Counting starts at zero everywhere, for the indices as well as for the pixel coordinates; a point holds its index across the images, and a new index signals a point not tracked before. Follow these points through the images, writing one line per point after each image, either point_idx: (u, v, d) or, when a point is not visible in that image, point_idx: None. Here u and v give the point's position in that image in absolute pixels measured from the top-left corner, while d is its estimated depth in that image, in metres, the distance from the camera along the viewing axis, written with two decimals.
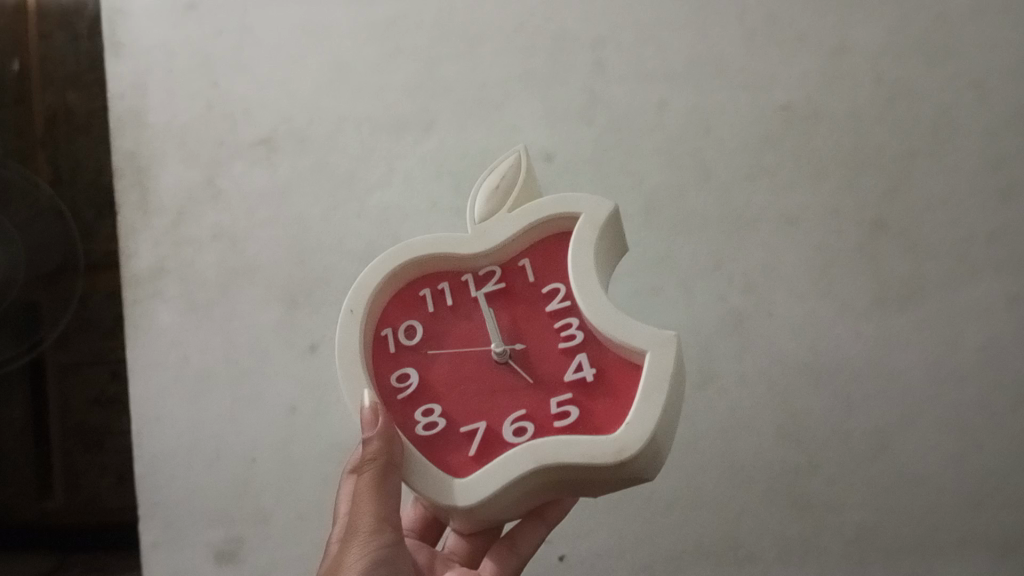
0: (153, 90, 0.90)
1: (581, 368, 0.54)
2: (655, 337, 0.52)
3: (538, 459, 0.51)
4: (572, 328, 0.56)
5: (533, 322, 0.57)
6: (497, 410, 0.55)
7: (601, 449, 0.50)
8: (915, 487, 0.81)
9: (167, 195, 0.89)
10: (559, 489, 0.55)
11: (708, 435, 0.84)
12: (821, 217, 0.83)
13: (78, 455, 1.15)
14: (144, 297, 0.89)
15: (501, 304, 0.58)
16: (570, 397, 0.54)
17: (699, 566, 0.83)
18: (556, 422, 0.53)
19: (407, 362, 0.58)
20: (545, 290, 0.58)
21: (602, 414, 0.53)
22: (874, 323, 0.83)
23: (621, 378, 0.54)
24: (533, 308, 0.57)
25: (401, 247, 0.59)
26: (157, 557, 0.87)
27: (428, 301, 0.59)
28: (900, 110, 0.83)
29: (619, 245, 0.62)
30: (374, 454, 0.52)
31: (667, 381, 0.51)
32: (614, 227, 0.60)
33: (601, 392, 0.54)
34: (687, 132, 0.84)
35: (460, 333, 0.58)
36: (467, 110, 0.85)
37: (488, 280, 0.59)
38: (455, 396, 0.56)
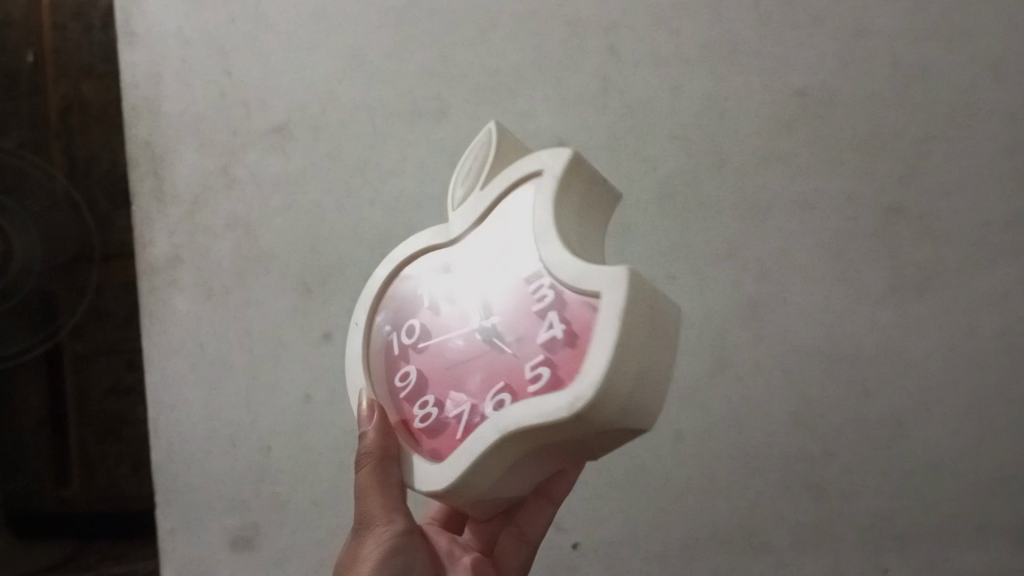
0: (166, 79, 0.89)
1: (551, 325, 0.48)
2: (607, 275, 0.46)
3: (500, 428, 0.47)
4: (543, 287, 0.50)
5: (507, 287, 0.52)
6: (477, 388, 0.50)
7: (555, 406, 0.45)
8: (931, 475, 0.83)
9: (182, 184, 0.89)
10: (554, 452, 0.50)
11: (723, 423, 0.84)
12: (837, 203, 0.83)
13: (93, 444, 1.17)
14: (160, 286, 0.90)
15: (483, 281, 0.53)
16: (542, 359, 0.48)
17: (713, 553, 0.84)
18: (527, 388, 0.47)
19: (405, 360, 0.55)
20: (519, 253, 0.52)
21: (568, 370, 0.46)
22: (891, 311, 0.83)
23: (586, 328, 0.46)
24: (509, 273, 0.52)
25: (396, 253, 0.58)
26: (177, 542, 0.90)
27: (422, 297, 0.56)
28: (918, 93, 0.82)
29: (601, 186, 0.56)
30: (368, 448, 0.54)
31: (619, 316, 0.44)
32: (583, 169, 0.54)
33: (565, 347, 0.47)
34: (702, 118, 0.83)
35: (447, 318, 0.54)
36: (480, 97, 0.85)
37: (473, 260, 0.54)
38: (443, 384, 0.53)
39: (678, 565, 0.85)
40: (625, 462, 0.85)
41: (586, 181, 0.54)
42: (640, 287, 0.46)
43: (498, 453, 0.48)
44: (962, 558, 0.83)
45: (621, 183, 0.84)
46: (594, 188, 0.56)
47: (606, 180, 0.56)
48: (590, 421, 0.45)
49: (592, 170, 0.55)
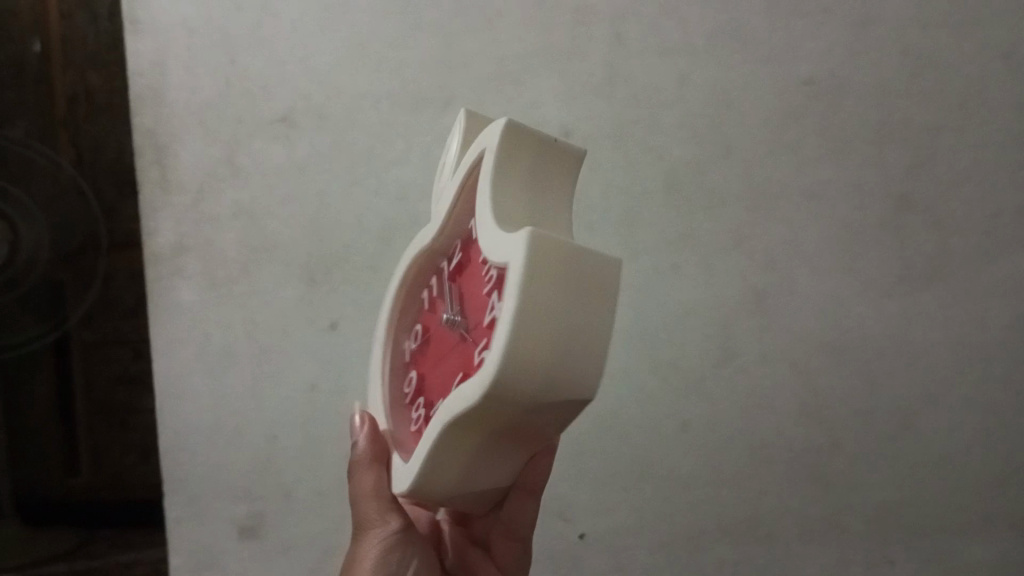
0: (173, 68, 0.87)
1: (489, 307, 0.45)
2: (514, 241, 0.43)
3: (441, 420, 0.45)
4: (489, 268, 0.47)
5: (468, 274, 0.49)
6: (447, 381, 0.49)
7: (473, 388, 0.42)
8: (938, 466, 0.83)
9: (188, 173, 0.88)
10: (509, 436, 0.47)
11: (729, 413, 0.83)
12: (845, 193, 0.82)
13: (103, 432, 1.18)
14: (165, 275, 0.89)
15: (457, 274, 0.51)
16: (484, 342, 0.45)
17: (717, 543, 0.84)
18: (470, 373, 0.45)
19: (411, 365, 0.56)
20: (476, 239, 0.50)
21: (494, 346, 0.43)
22: (898, 301, 0.83)
23: None
24: (471, 259, 0.50)
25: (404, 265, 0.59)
26: (182, 532, 0.90)
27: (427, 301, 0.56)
28: (928, 82, 0.81)
29: (561, 149, 0.51)
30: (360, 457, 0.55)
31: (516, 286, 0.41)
32: (529, 138, 0.49)
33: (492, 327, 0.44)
34: (709, 107, 0.82)
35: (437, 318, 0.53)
36: (485, 86, 0.84)
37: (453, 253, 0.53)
38: (429, 382, 0.52)
39: (683, 555, 0.85)
40: (629, 452, 0.85)
41: (536, 149, 0.50)
42: (549, 250, 0.42)
43: (450, 445, 0.46)
44: (964, 547, 0.84)
45: (626, 172, 0.84)
46: (553, 153, 0.50)
47: (565, 141, 0.51)
48: (515, 397, 0.42)
49: (541, 136, 0.50)
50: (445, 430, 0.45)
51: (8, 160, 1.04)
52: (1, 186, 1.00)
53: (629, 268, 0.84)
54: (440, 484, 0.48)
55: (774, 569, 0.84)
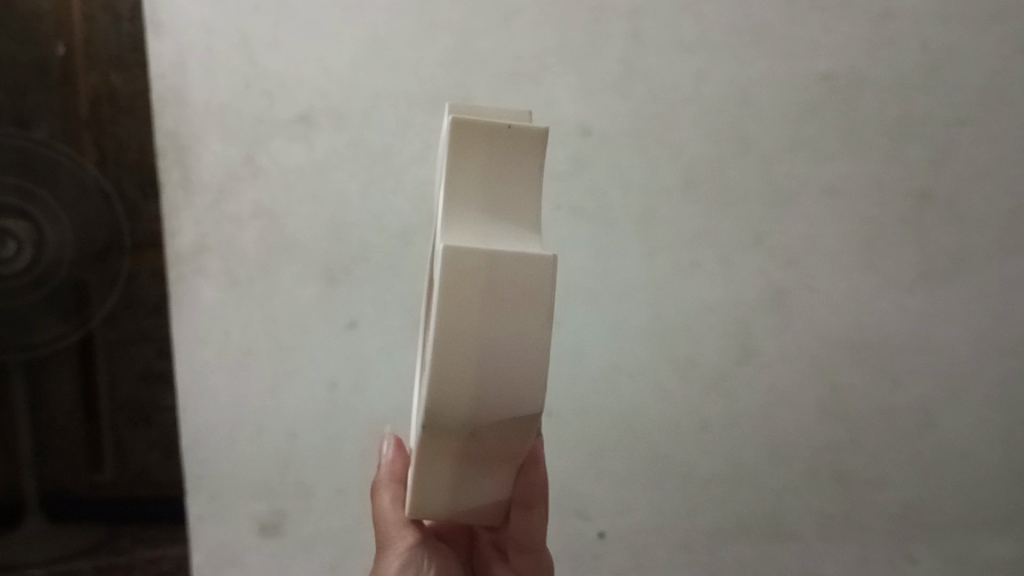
0: (193, 67, 0.86)
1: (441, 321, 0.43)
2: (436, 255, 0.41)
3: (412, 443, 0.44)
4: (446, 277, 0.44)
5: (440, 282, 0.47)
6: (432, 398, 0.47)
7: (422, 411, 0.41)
8: (959, 463, 0.85)
9: (208, 173, 0.88)
10: (483, 453, 0.44)
11: (750, 411, 0.83)
12: (864, 189, 0.82)
13: (126, 429, 1.18)
14: (186, 274, 0.88)
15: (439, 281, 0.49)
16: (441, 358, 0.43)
17: (738, 540, 0.84)
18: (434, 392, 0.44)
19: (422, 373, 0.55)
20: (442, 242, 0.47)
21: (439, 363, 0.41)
22: (918, 297, 0.83)
23: None
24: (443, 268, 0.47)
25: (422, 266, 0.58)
26: (204, 529, 0.90)
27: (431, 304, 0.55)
28: (945, 77, 0.82)
29: (517, 136, 0.46)
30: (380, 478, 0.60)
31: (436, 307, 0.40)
32: (479, 128, 0.45)
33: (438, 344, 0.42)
34: (726, 103, 0.82)
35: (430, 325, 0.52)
36: (503, 84, 0.84)
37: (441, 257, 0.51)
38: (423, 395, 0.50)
39: (703, 553, 0.85)
40: (648, 451, 0.83)
41: (488, 145, 0.45)
42: (466, 264, 0.40)
43: (424, 470, 0.45)
44: (975, 541, 0.86)
45: (646, 169, 0.82)
46: (507, 141, 0.46)
47: (520, 124, 0.46)
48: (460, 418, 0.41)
49: (490, 124, 0.45)
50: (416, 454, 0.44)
51: (34, 161, 1.04)
52: (28, 187, 1.03)
53: (652, 265, 0.82)
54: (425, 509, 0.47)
55: (793, 565, 0.85)
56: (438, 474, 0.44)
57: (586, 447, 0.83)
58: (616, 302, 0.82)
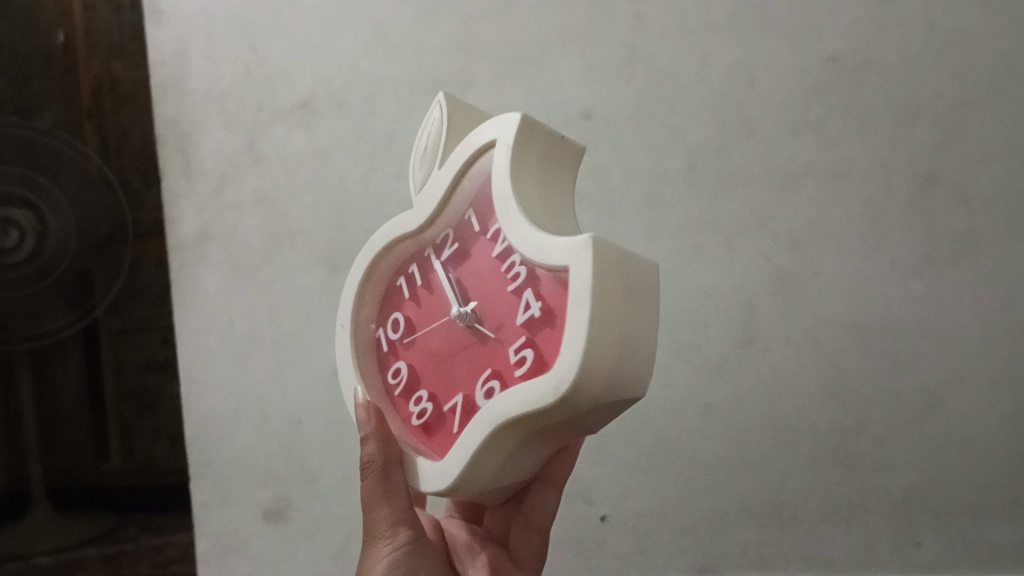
0: (194, 57, 0.88)
1: (526, 306, 0.47)
2: (571, 246, 0.43)
3: (492, 419, 0.45)
4: (515, 266, 0.48)
5: (480, 273, 0.50)
6: (468, 377, 0.50)
7: (543, 392, 0.43)
8: (968, 448, 0.83)
9: (211, 161, 0.89)
10: (550, 433, 0.48)
11: (751, 396, 0.83)
12: (871, 171, 0.81)
13: (133, 419, 1.21)
14: (188, 263, 0.90)
15: (456, 266, 0.52)
16: (524, 340, 0.46)
17: (744, 524, 0.85)
18: (513, 372, 0.47)
19: (395, 356, 0.55)
20: (489, 233, 0.50)
21: (546, 346, 0.45)
22: (925, 280, 0.82)
23: (557, 306, 0.45)
24: (482, 258, 0.50)
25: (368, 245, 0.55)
26: (209, 516, 0.92)
27: (405, 289, 0.55)
28: (953, 58, 0.80)
29: (564, 144, 0.52)
30: (369, 457, 0.52)
31: (590, 296, 0.42)
32: (541, 135, 0.50)
33: (547, 328, 0.45)
34: (730, 87, 0.81)
35: (428, 304, 0.53)
36: (505, 68, 0.83)
37: (445, 245, 0.53)
38: (436, 376, 0.52)
39: (707, 538, 0.85)
40: (652, 434, 0.85)
41: (545, 146, 0.51)
42: (608, 256, 0.43)
43: (497, 443, 0.47)
44: (996, 531, 0.83)
45: (648, 154, 0.83)
46: (556, 148, 0.52)
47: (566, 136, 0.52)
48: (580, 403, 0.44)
49: (548, 130, 0.51)
50: (496, 429, 0.46)
51: (36, 150, 1.03)
52: (31, 176, 1.02)
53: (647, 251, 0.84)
54: (477, 485, 0.49)
55: (799, 550, 0.85)
56: (501, 450, 0.47)
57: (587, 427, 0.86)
58: None
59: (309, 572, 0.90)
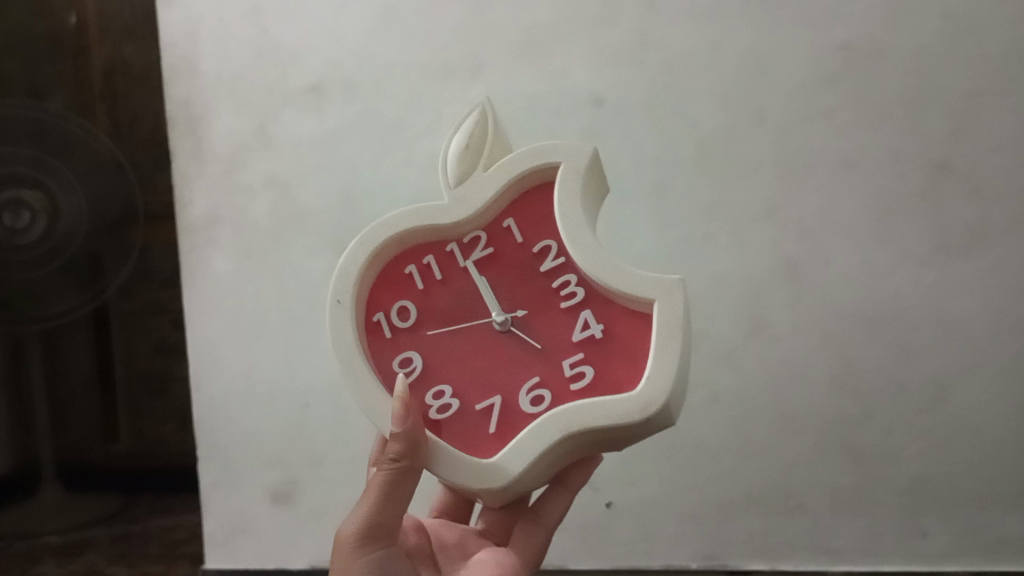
0: (205, 38, 0.88)
1: (585, 326, 0.50)
2: (660, 283, 0.48)
3: (563, 428, 0.47)
4: (571, 285, 0.51)
5: (524, 284, 0.52)
6: (508, 380, 0.50)
7: (626, 409, 0.46)
8: (976, 439, 0.82)
9: (221, 144, 0.89)
10: (588, 449, 0.51)
11: (759, 383, 0.84)
12: (882, 160, 0.81)
13: (141, 400, 1.22)
14: (199, 245, 0.90)
15: (490, 270, 0.53)
16: (583, 357, 0.50)
17: (748, 511, 0.85)
18: (570, 386, 0.49)
19: (402, 346, 0.52)
20: (536, 248, 0.52)
21: (617, 369, 0.49)
22: (935, 271, 0.81)
23: (628, 333, 0.49)
24: (525, 270, 0.52)
25: (380, 225, 0.52)
26: (217, 497, 0.93)
27: (416, 279, 0.53)
28: (968, 46, 0.79)
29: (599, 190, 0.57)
30: (396, 455, 0.46)
31: (681, 329, 0.47)
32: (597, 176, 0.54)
33: (614, 351, 0.49)
34: (742, 73, 0.81)
35: (452, 300, 0.52)
36: (517, 53, 0.83)
37: (475, 246, 0.53)
38: (464, 375, 0.51)
39: (711, 525, 0.86)
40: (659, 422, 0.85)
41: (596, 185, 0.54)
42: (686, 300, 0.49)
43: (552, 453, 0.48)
44: (1002, 522, 0.83)
45: (659, 140, 0.82)
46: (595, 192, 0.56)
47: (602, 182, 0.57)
48: (646, 425, 0.48)
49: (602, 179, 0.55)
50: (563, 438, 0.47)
51: (46, 131, 1.04)
52: (43, 158, 1.03)
53: (657, 238, 0.84)
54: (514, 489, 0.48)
55: (803, 538, 0.85)
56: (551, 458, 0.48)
57: None
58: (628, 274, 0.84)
59: (316, 553, 0.91)
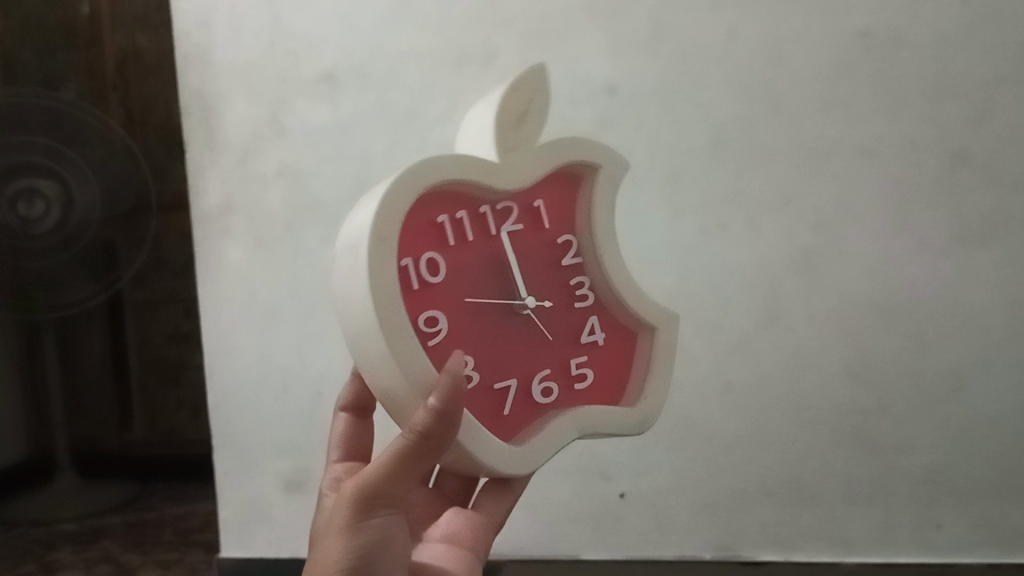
0: (218, 26, 0.87)
1: (592, 331, 0.54)
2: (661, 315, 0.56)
3: (581, 428, 0.51)
4: (582, 288, 0.55)
5: (545, 271, 0.53)
6: (525, 363, 0.50)
7: (630, 422, 0.53)
8: (992, 430, 0.82)
9: (233, 132, 0.89)
10: None
11: (774, 374, 0.83)
12: (899, 149, 0.80)
13: (155, 388, 1.23)
14: (212, 235, 0.90)
15: (518, 246, 0.52)
16: (586, 359, 0.53)
17: (761, 503, 0.85)
18: (574, 385, 0.52)
19: (430, 302, 0.46)
20: (559, 240, 0.54)
21: (609, 380, 0.55)
22: (952, 261, 0.80)
23: (619, 347, 0.56)
24: (546, 258, 0.53)
25: (431, 162, 0.46)
26: (231, 485, 0.93)
27: (447, 233, 0.48)
28: (986, 33, 0.78)
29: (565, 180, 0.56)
30: (427, 432, 0.42)
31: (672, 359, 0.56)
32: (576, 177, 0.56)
33: (608, 361, 0.55)
34: (758, 62, 0.80)
35: (479, 267, 0.49)
36: (530, 42, 0.83)
37: (506, 217, 0.51)
38: (487, 349, 0.49)
39: (724, 515, 0.86)
40: (671, 413, 0.85)
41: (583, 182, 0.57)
42: None
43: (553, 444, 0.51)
44: (1018, 515, 0.83)
45: (673, 129, 0.82)
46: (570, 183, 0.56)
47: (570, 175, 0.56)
48: None
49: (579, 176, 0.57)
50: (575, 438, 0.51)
51: (62, 121, 1.03)
52: (56, 147, 1.03)
53: (672, 227, 0.83)
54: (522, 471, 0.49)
55: (817, 529, 0.85)
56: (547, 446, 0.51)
57: None
58: (641, 263, 0.84)
59: None
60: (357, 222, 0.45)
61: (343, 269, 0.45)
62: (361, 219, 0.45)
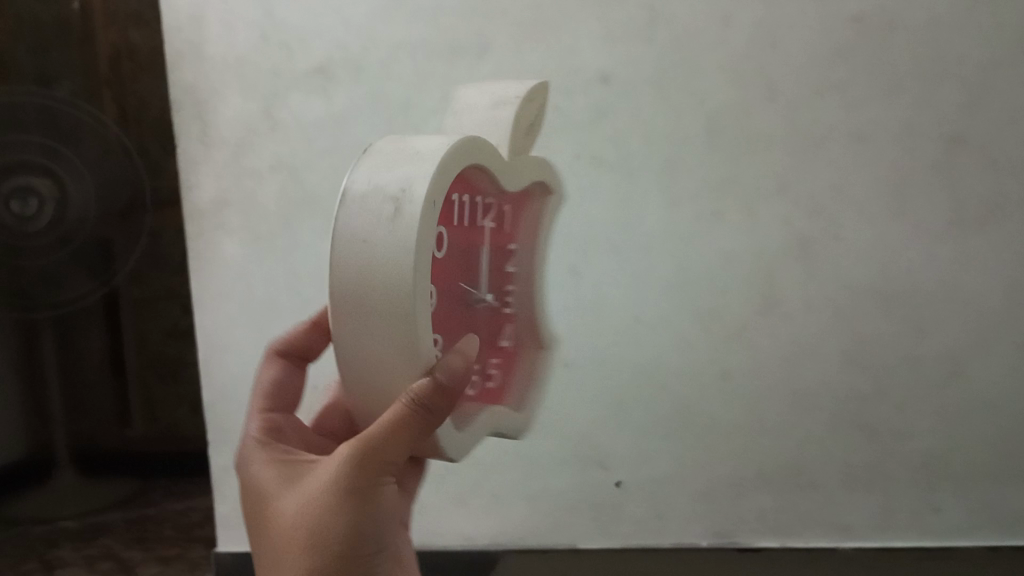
0: (209, 21, 0.86)
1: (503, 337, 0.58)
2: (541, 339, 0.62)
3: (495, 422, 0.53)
4: (508, 296, 0.58)
5: (495, 270, 0.55)
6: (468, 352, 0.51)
7: (516, 425, 0.57)
8: (991, 414, 0.82)
9: (228, 127, 0.88)
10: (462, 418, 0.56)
11: (772, 362, 0.83)
12: (895, 134, 0.80)
13: (155, 386, 1.25)
14: (207, 230, 0.90)
15: (489, 237, 0.53)
16: (498, 362, 0.57)
17: (761, 490, 0.85)
18: (488, 383, 0.55)
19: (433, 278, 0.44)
20: (507, 247, 0.57)
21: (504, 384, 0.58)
22: (948, 245, 0.80)
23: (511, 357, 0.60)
24: (498, 258, 0.55)
25: (467, 140, 0.44)
26: (231, 480, 0.93)
27: (456, 212, 0.46)
28: (984, 16, 0.77)
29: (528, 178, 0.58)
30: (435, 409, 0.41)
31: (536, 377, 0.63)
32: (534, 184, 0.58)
33: (507, 367, 0.58)
34: (753, 48, 0.80)
35: (461, 251, 0.49)
36: (524, 31, 0.82)
37: (488, 211, 0.51)
38: (453, 331, 0.48)
39: (723, 503, 0.86)
40: (670, 401, 0.85)
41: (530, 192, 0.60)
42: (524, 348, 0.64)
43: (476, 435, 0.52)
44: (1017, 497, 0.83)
45: (668, 117, 0.82)
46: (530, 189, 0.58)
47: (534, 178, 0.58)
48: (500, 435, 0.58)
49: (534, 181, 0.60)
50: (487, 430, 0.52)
51: (58, 120, 1.03)
52: (52, 145, 1.03)
53: (668, 216, 0.83)
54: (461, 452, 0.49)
55: (815, 515, 0.85)
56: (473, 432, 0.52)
57: (602, 394, 0.86)
58: (639, 253, 0.84)
59: None
60: (388, 176, 0.41)
61: (366, 220, 0.40)
62: (396, 174, 0.41)
